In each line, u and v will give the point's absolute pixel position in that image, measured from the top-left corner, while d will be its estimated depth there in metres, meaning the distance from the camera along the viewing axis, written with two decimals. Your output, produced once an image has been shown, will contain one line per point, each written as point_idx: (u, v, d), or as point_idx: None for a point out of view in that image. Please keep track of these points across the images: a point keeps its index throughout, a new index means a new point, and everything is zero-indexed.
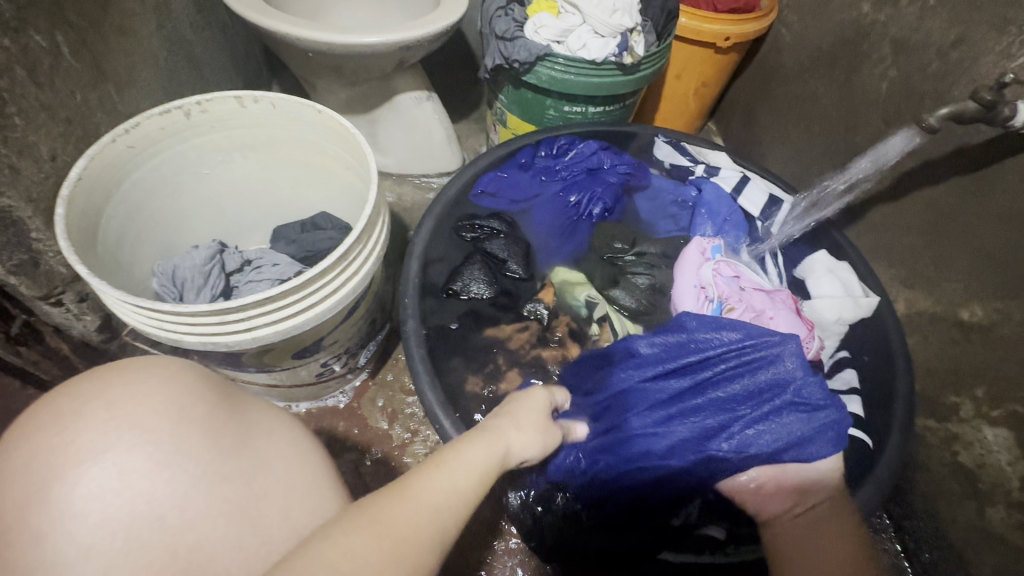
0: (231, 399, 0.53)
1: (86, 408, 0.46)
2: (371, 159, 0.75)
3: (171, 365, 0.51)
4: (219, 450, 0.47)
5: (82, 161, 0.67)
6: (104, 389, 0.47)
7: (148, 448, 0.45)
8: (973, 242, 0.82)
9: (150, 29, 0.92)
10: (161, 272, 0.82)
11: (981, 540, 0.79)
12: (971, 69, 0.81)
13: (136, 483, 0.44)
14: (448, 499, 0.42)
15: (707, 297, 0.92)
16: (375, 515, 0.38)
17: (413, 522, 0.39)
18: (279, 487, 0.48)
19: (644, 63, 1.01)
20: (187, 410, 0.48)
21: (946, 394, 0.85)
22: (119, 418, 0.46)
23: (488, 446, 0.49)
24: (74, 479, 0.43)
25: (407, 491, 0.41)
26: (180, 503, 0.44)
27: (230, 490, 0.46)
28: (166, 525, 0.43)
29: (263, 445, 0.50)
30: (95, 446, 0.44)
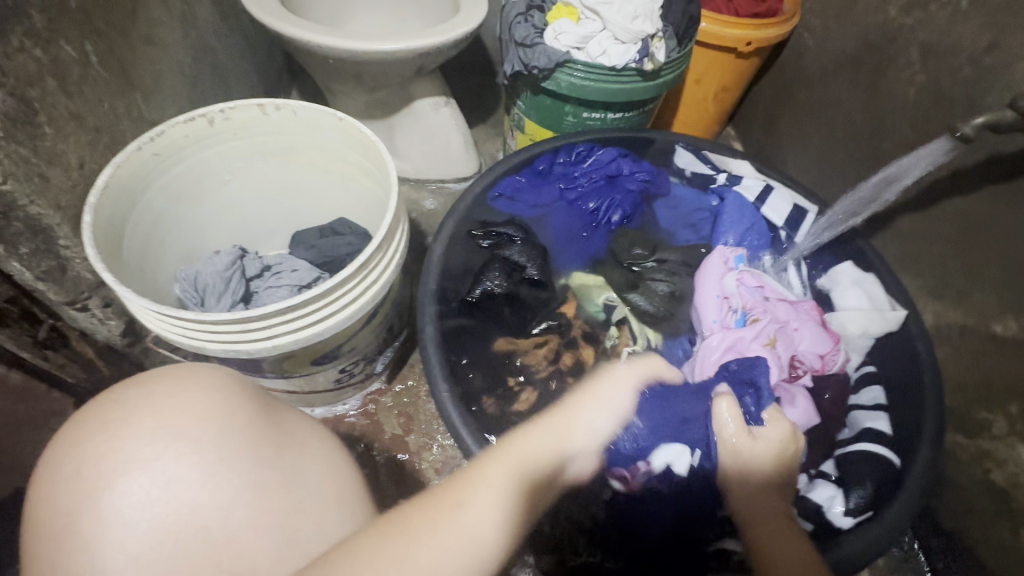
0: (271, 409, 0.52)
1: (132, 417, 0.46)
2: (391, 164, 0.74)
3: (211, 374, 0.51)
4: (259, 460, 0.47)
5: (109, 169, 0.68)
6: (149, 398, 0.47)
7: (193, 458, 0.45)
8: (1007, 253, 0.79)
9: (176, 38, 0.93)
10: (184, 277, 0.84)
11: (1016, 560, 0.77)
12: (1005, 76, 0.79)
13: (182, 492, 0.44)
14: (490, 515, 0.41)
15: (730, 307, 0.90)
16: (414, 532, 0.39)
17: (455, 559, 0.38)
18: (315, 497, 0.48)
19: (665, 69, 1.00)
20: (229, 420, 0.48)
21: (977, 409, 0.83)
22: (167, 427, 0.46)
23: (548, 439, 0.49)
24: (121, 487, 0.43)
25: (451, 521, 0.40)
26: (221, 513, 0.44)
27: (270, 501, 0.46)
28: (210, 536, 0.43)
29: (301, 458, 0.50)
30: (141, 453, 0.45)
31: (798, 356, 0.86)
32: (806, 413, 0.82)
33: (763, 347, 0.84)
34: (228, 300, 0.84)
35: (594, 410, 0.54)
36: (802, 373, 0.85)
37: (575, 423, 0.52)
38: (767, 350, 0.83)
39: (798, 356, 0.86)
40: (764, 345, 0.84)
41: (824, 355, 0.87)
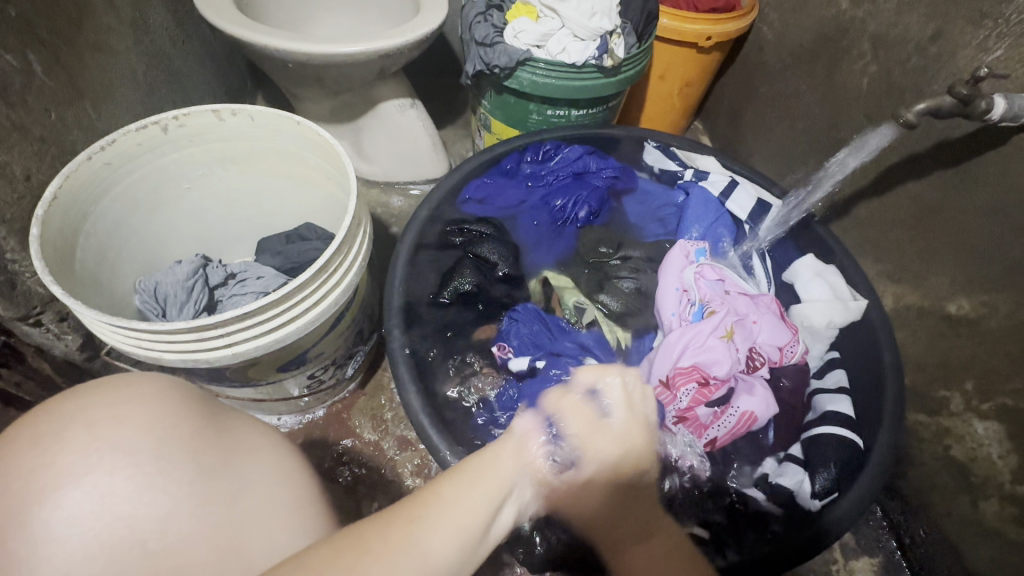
0: (218, 417, 0.52)
1: (65, 430, 0.45)
2: (352, 168, 0.74)
3: (155, 382, 0.50)
4: (203, 471, 0.47)
5: (58, 180, 0.67)
6: (86, 410, 0.46)
7: (129, 471, 0.44)
8: (958, 235, 0.82)
9: (127, 44, 0.91)
10: (143, 289, 0.82)
11: (976, 532, 0.80)
12: (950, 63, 0.81)
13: (117, 507, 0.43)
14: (445, 535, 0.41)
15: (689, 301, 0.93)
16: (366, 548, 0.38)
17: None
18: (263, 504, 0.48)
19: (626, 66, 1.01)
20: (170, 430, 0.47)
21: (935, 387, 0.85)
22: (100, 440, 0.45)
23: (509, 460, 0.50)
24: (52, 502, 0.43)
25: (402, 540, 0.39)
26: (161, 525, 0.43)
27: (212, 512, 0.45)
28: (147, 550, 0.43)
29: (247, 466, 0.49)
30: (75, 467, 0.44)
31: (755, 348, 0.88)
32: (764, 402, 0.83)
33: (720, 339, 0.85)
34: (191, 309, 0.83)
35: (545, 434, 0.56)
36: (761, 365, 0.87)
37: (532, 455, 0.53)
38: (723, 342, 0.85)
39: (755, 347, 0.88)
40: (720, 337, 0.85)
41: (782, 347, 0.89)
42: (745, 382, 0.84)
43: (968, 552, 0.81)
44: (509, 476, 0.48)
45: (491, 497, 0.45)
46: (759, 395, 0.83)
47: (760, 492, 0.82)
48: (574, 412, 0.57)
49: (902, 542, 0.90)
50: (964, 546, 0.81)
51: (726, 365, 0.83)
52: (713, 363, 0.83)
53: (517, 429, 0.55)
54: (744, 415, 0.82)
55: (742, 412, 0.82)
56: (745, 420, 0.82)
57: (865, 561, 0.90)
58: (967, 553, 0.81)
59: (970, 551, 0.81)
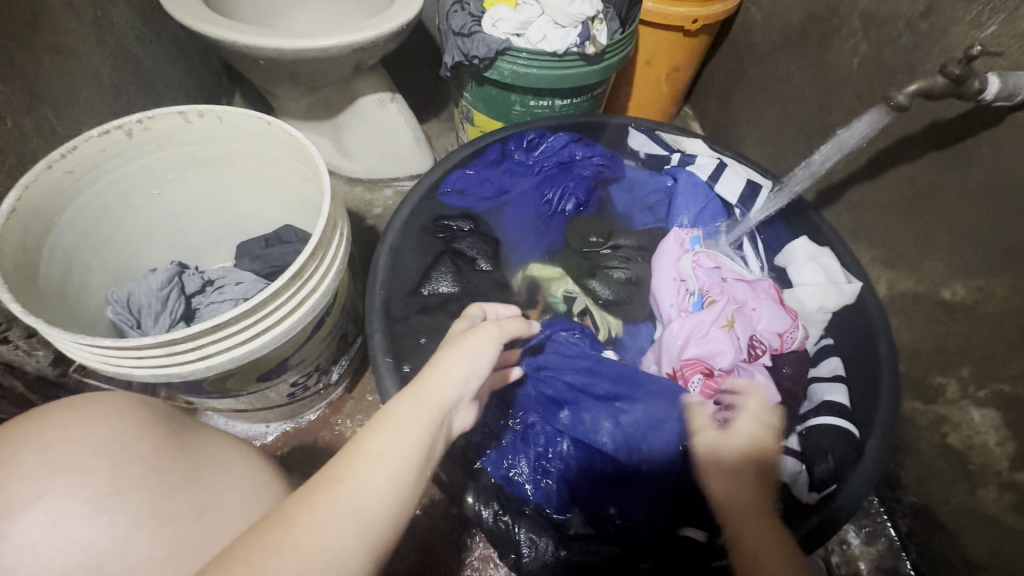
0: (180, 434, 0.51)
1: (16, 454, 0.44)
2: (323, 166, 0.71)
3: (112, 401, 0.49)
4: (165, 488, 0.45)
5: (15, 192, 0.64)
6: (37, 432, 0.45)
7: (85, 493, 0.43)
8: (952, 219, 0.80)
9: (90, 46, 0.88)
10: (115, 300, 0.79)
11: (974, 520, 0.79)
12: (942, 41, 0.78)
13: (71, 532, 0.41)
14: (375, 485, 0.40)
15: (687, 290, 0.90)
16: (293, 524, 0.37)
17: (341, 538, 0.37)
18: (233, 523, 0.46)
19: (609, 53, 0.97)
20: (128, 449, 0.46)
21: (932, 374, 0.84)
22: (50, 462, 0.43)
23: (416, 406, 0.45)
24: (2, 532, 0.41)
25: (329, 502, 0.38)
26: (120, 548, 0.42)
27: (176, 531, 0.44)
28: (104, 574, 0.41)
29: (212, 481, 0.48)
30: (28, 493, 0.42)
31: (757, 335, 0.86)
32: (766, 390, 0.82)
33: (721, 329, 0.84)
34: (166, 319, 0.80)
35: (453, 364, 0.49)
36: (762, 352, 0.86)
37: (438, 380, 0.48)
38: (724, 333, 0.83)
39: (756, 335, 0.86)
40: (722, 327, 0.84)
41: (783, 333, 0.87)
42: (748, 370, 0.83)
43: (967, 540, 0.80)
44: (428, 414, 0.45)
45: (418, 438, 0.44)
46: (761, 384, 0.82)
47: None
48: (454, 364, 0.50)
49: (900, 529, 0.89)
50: (962, 535, 0.80)
51: (727, 356, 0.82)
52: (716, 353, 0.82)
53: (424, 366, 0.50)
54: (757, 396, 0.77)
55: None
56: None
57: (863, 548, 0.89)
58: (964, 541, 0.80)
59: (968, 539, 0.80)
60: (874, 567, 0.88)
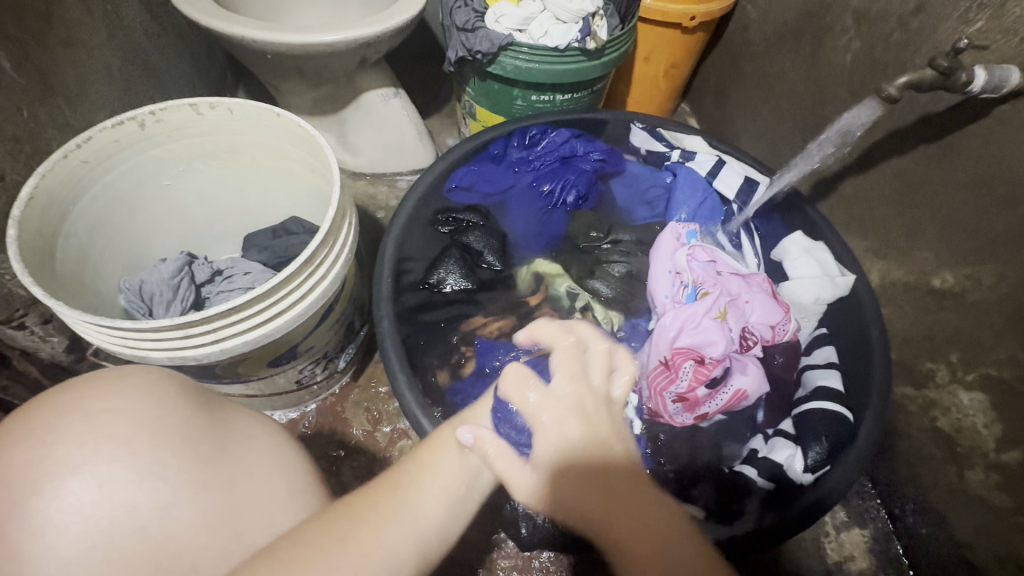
0: (211, 407, 0.52)
1: (59, 422, 0.46)
2: (331, 154, 0.73)
3: (150, 373, 0.51)
4: (199, 458, 0.47)
5: (33, 180, 0.65)
6: (76, 401, 0.47)
7: (127, 459, 0.45)
8: (941, 209, 0.82)
9: (101, 39, 0.90)
10: (128, 287, 0.81)
11: (962, 501, 0.81)
12: (931, 37, 0.81)
13: (115, 495, 0.44)
14: (426, 505, 0.49)
15: (682, 283, 0.92)
16: (359, 524, 0.45)
17: (398, 540, 0.46)
18: (261, 492, 0.48)
19: (609, 47, 1.00)
20: (164, 419, 0.47)
21: (922, 360, 0.86)
22: (92, 430, 0.45)
23: (459, 444, 0.56)
24: (50, 494, 0.43)
25: (393, 509, 0.48)
26: (161, 512, 0.44)
27: (211, 498, 0.46)
28: (148, 535, 0.43)
29: (242, 453, 0.50)
30: (74, 457, 0.44)
31: (748, 328, 0.88)
32: (757, 381, 0.84)
33: (713, 320, 0.84)
34: (178, 307, 0.82)
35: (492, 413, 0.62)
36: (753, 344, 0.87)
37: (478, 422, 0.60)
38: (717, 324, 0.84)
39: (748, 327, 0.88)
40: (714, 318, 0.85)
41: (775, 325, 0.89)
42: (739, 360, 0.85)
43: (955, 520, 0.82)
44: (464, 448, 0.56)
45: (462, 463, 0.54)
46: (751, 372, 0.84)
47: (753, 469, 0.82)
48: (549, 341, 0.58)
49: (892, 512, 0.92)
50: (951, 516, 0.83)
51: (722, 345, 0.82)
52: (707, 343, 0.83)
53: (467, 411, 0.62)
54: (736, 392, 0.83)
55: (734, 391, 0.83)
56: (736, 398, 0.84)
57: (856, 531, 0.92)
58: (953, 522, 0.83)
59: (957, 520, 0.82)
60: (867, 550, 0.90)
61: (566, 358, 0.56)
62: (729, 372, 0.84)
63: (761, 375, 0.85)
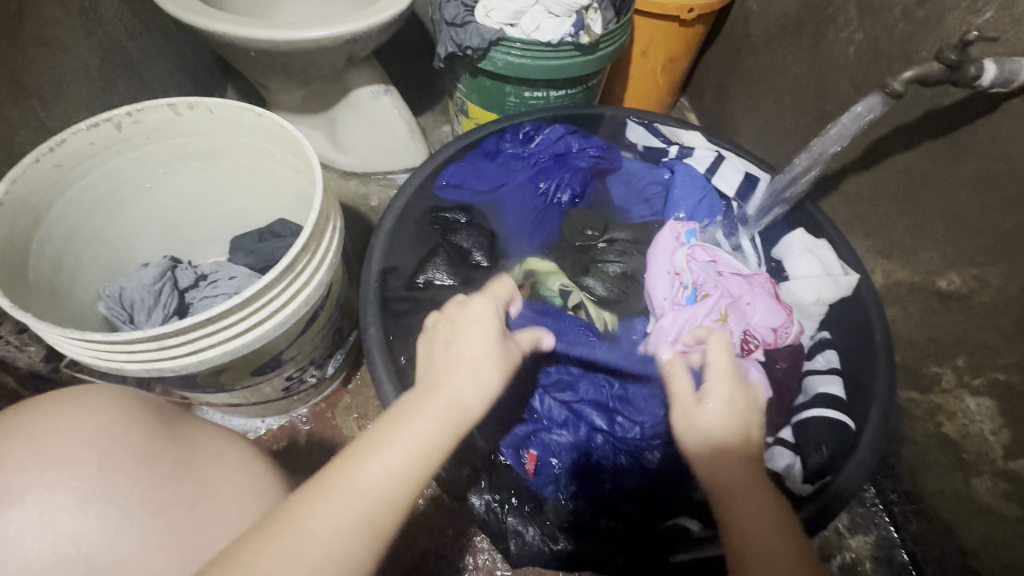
0: (173, 425, 0.50)
1: (4, 447, 0.44)
2: (314, 158, 0.70)
3: (101, 394, 0.48)
4: (156, 479, 0.45)
5: (3, 185, 0.63)
6: (24, 424, 0.45)
7: (73, 486, 0.43)
8: (947, 208, 0.79)
9: (78, 37, 0.87)
10: (108, 294, 0.79)
11: (969, 509, 0.79)
12: (938, 29, 0.77)
13: (61, 523, 0.42)
14: (379, 491, 0.43)
15: (681, 284, 0.90)
16: (295, 526, 0.40)
17: (348, 542, 0.41)
18: (226, 512, 0.47)
19: (604, 42, 0.97)
20: (116, 440, 0.45)
21: (928, 364, 0.84)
22: (39, 454, 0.44)
23: (438, 409, 0.49)
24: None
25: (341, 478, 0.43)
26: (109, 541, 0.42)
27: (170, 520, 0.44)
28: (93, 566, 0.42)
29: (206, 471, 0.48)
30: (15, 486, 0.43)
31: (750, 330, 0.85)
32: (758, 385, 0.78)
33: (714, 323, 0.83)
34: (159, 314, 0.80)
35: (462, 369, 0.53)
36: (756, 347, 0.84)
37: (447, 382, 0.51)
38: (717, 326, 0.82)
39: (749, 330, 0.85)
40: (715, 321, 0.83)
41: (777, 328, 0.86)
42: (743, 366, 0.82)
43: (961, 529, 0.80)
44: (439, 415, 0.49)
45: (435, 426, 0.48)
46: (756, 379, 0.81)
47: None
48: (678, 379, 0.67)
49: (895, 519, 0.89)
50: (957, 524, 0.80)
51: None
52: None
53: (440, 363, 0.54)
54: None
55: None
56: None
57: (857, 538, 0.90)
58: (959, 530, 0.80)
59: (963, 528, 0.80)
60: (869, 557, 0.88)
61: (723, 377, 0.63)
62: None
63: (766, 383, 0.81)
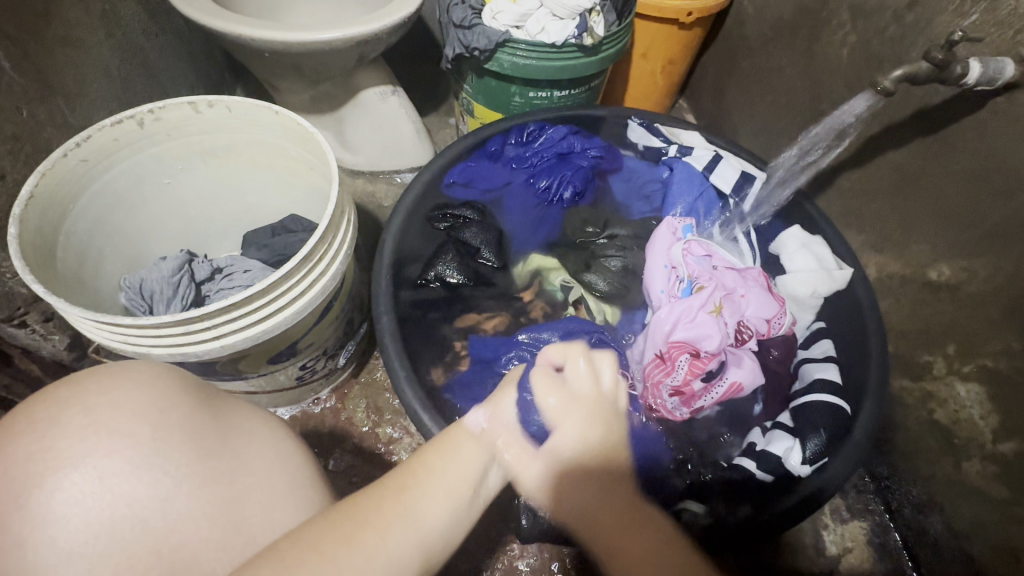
0: (215, 403, 0.53)
1: (62, 415, 0.46)
2: (330, 154, 0.73)
3: (147, 368, 0.51)
4: (201, 451, 0.48)
5: (34, 178, 0.66)
6: (81, 395, 0.48)
7: (127, 452, 0.45)
8: (937, 202, 0.82)
9: (98, 38, 0.90)
10: (128, 286, 0.82)
11: (960, 492, 0.82)
12: (926, 30, 0.81)
13: (117, 487, 0.45)
14: (434, 507, 0.48)
15: (677, 277, 0.92)
16: (366, 524, 0.44)
17: (402, 545, 0.44)
18: (262, 485, 0.49)
19: (606, 43, 1.00)
20: (166, 412, 0.48)
21: (919, 353, 0.87)
22: (98, 421, 0.46)
23: (479, 449, 0.56)
24: (52, 486, 0.44)
25: (397, 506, 0.47)
26: (161, 505, 0.45)
27: (212, 491, 0.47)
28: (148, 528, 0.44)
29: (245, 445, 0.51)
30: (73, 451, 0.45)
31: (744, 321, 0.88)
32: (751, 373, 0.84)
33: (709, 315, 0.85)
34: (178, 304, 0.83)
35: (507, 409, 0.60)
36: (749, 337, 0.88)
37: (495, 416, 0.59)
38: (712, 318, 0.84)
39: (744, 321, 0.88)
40: (709, 312, 0.85)
41: (770, 319, 0.89)
42: (735, 353, 0.85)
43: (952, 511, 0.83)
44: (483, 450, 0.56)
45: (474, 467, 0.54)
46: (747, 366, 0.84)
47: (752, 463, 0.83)
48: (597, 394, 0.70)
49: (890, 504, 0.92)
50: (949, 506, 0.83)
51: (715, 339, 0.82)
52: (703, 337, 0.83)
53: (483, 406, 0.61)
54: (732, 387, 0.83)
55: (731, 383, 0.83)
56: (733, 390, 0.84)
57: (855, 523, 0.93)
58: (951, 512, 0.83)
59: (954, 510, 0.83)
60: (865, 541, 0.91)
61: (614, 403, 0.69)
62: (723, 365, 0.84)
63: (756, 368, 0.85)
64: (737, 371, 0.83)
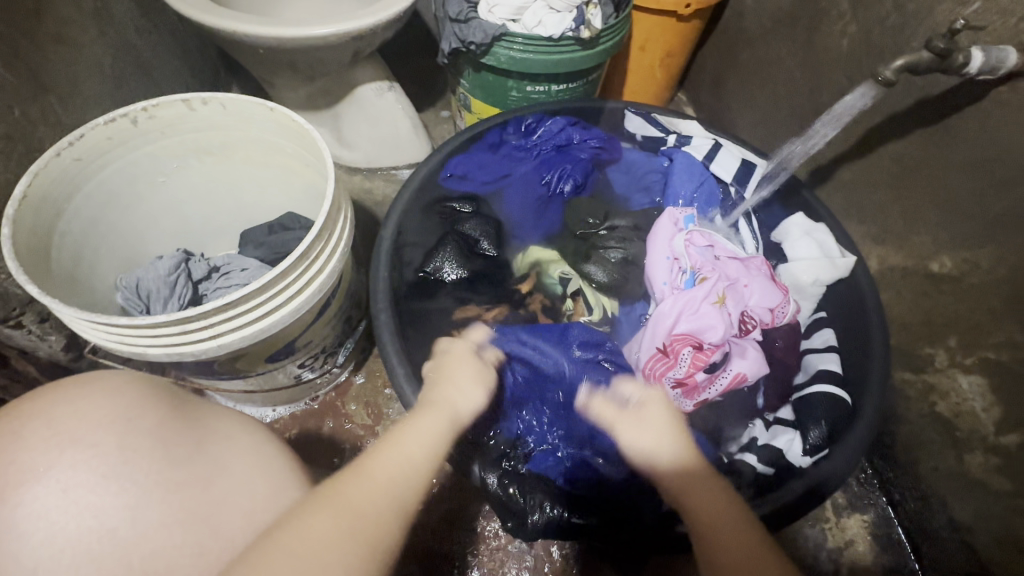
0: (187, 409, 0.53)
1: (23, 429, 0.47)
2: (324, 150, 0.73)
3: (115, 379, 0.51)
4: (170, 459, 0.48)
5: (26, 177, 0.65)
6: (46, 407, 0.48)
7: (91, 463, 0.45)
8: (939, 194, 0.82)
9: (91, 36, 0.89)
10: (125, 285, 0.81)
11: (962, 485, 0.81)
12: (927, 20, 0.80)
13: (81, 499, 0.44)
14: (394, 470, 0.50)
15: (680, 268, 0.92)
16: (337, 492, 0.46)
17: (370, 499, 0.47)
18: (239, 489, 0.49)
19: (604, 37, 0.99)
20: (133, 420, 0.48)
21: (921, 345, 0.86)
22: (58, 435, 0.46)
23: (436, 415, 0.58)
24: (15, 501, 0.44)
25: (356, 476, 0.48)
26: (127, 514, 0.44)
27: (187, 496, 0.47)
28: (117, 539, 0.44)
29: (219, 449, 0.51)
30: (37, 464, 0.45)
31: (748, 311, 0.88)
32: (756, 363, 0.82)
33: (712, 305, 0.84)
34: (176, 304, 0.82)
35: (467, 391, 0.62)
36: (753, 327, 0.87)
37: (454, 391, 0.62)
38: (716, 309, 0.84)
39: (748, 310, 0.88)
40: (713, 303, 0.85)
41: (774, 308, 0.88)
42: (740, 343, 0.84)
43: (954, 504, 0.83)
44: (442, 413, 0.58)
45: (437, 431, 0.56)
46: (753, 357, 0.82)
47: (754, 457, 0.83)
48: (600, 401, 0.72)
49: (892, 498, 0.92)
50: (951, 499, 0.83)
51: (717, 330, 0.83)
52: (706, 329, 0.83)
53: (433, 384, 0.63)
54: (735, 378, 0.82)
55: (735, 373, 0.82)
56: (737, 380, 0.82)
57: (856, 517, 0.92)
58: (953, 505, 0.83)
59: (955, 503, 0.83)
60: (866, 535, 0.91)
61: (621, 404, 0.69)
62: (726, 355, 0.83)
63: (761, 359, 0.83)
64: (741, 361, 0.83)
